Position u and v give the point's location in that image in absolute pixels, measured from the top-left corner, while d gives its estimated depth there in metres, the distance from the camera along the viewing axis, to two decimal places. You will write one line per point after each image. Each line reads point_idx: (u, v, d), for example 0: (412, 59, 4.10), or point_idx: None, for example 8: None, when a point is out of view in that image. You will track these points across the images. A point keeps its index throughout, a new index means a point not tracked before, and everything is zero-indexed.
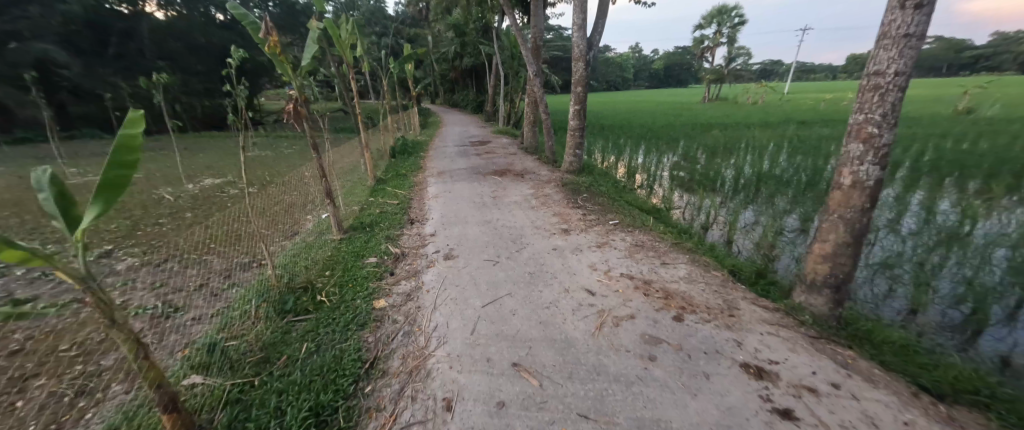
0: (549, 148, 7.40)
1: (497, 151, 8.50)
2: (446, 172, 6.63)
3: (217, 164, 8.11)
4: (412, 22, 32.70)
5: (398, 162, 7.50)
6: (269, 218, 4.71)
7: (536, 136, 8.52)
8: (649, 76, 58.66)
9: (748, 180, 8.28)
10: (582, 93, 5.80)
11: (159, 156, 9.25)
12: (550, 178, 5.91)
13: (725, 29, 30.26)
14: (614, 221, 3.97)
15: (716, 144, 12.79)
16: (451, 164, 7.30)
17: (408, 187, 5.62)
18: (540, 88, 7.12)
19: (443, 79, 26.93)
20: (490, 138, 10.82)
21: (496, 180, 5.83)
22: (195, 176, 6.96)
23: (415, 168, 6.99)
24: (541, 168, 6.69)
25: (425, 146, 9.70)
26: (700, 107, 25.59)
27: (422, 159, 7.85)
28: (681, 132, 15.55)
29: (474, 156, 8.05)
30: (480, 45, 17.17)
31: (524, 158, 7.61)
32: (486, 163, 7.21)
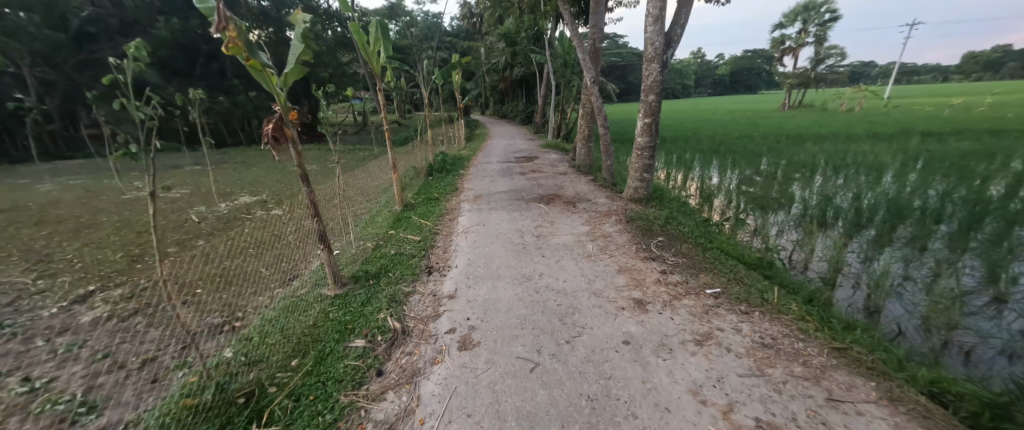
0: (607, 168, 6.19)
1: (545, 169, 7.45)
2: (484, 197, 5.71)
3: (259, 180, 8.02)
4: (466, 36, 33.15)
5: (434, 182, 6.77)
6: (277, 252, 4.08)
7: (590, 153, 7.34)
8: (715, 83, 54.19)
9: (873, 211, 6.31)
10: (655, 103, 4.60)
11: (216, 170, 9.56)
12: (610, 209, 4.71)
13: (812, 27, 26.63)
14: (713, 289, 2.68)
15: (813, 161, 10.54)
16: (490, 186, 6.37)
17: (438, 216, 4.77)
18: (597, 97, 5.96)
19: (494, 90, 26.70)
20: (537, 153, 9.83)
21: (542, 211, 4.76)
22: (232, 194, 6.78)
23: (451, 190, 6.17)
24: (597, 193, 5.50)
25: (466, 162, 8.97)
26: (780, 116, 22.49)
27: (461, 179, 7.04)
28: (764, 145, 13.30)
29: (517, 175, 7.08)
30: (533, 53, 16.45)
31: (576, 179, 6.47)
32: (531, 186, 6.18)
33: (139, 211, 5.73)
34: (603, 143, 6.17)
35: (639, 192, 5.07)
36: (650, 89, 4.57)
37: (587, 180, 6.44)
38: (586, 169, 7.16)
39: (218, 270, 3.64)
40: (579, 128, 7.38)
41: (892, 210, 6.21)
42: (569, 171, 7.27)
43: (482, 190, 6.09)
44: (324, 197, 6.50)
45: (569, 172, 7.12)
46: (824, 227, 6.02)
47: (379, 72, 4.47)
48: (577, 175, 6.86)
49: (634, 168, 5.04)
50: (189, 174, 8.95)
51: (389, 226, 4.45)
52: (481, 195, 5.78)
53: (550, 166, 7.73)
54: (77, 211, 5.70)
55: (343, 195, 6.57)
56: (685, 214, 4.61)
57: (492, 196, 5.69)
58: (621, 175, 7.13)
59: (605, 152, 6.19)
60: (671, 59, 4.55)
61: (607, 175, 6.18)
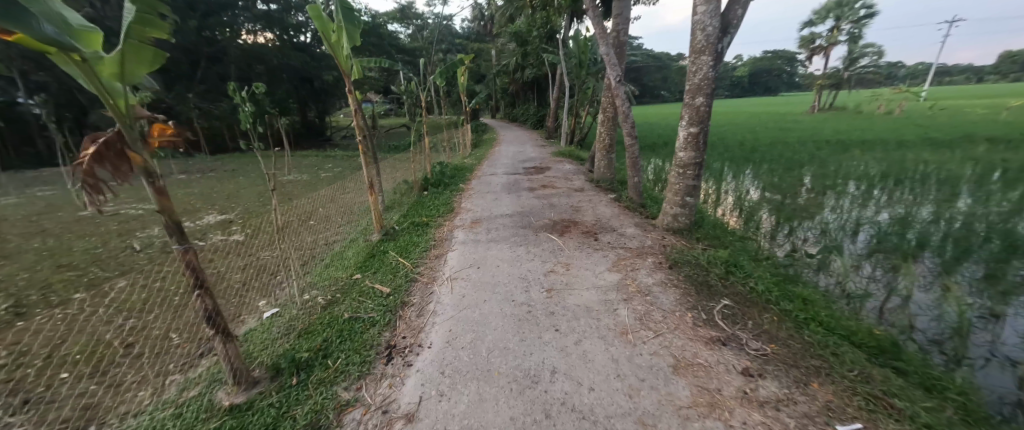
0: (634, 186, 5.11)
1: (557, 185, 6.40)
2: (483, 221, 4.69)
3: (239, 194, 7.23)
4: (476, 37, 32.33)
5: (428, 200, 5.79)
6: (208, 303, 3.13)
7: (611, 165, 6.26)
8: (734, 84, 52.12)
9: (973, 239, 5.00)
10: (706, 108, 3.51)
11: (200, 180, 8.85)
12: (643, 244, 3.62)
13: (845, 24, 24.90)
14: (849, 424, 1.55)
15: (869, 173, 9.12)
16: (492, 206, 5.34)
17: (421, 252, 3.75)
18: (623, 99, 4.85)
19: (504, 93, 25.80)
20: (548, 162, 8.80)
21: (554, 246, 3.71)
22: (199, 212, 5.95)
23: (444, 211, 5.15)
24: (623, 219, 4.41)
25: (468, 173, 8.00)
26: (811, 119, 20.91)
27: (459, 196, 6.03)
28: (804, 153, 11.88)
29: (526, 192, 6.05)
30: (545, 53, 15.46)
31: (595, 199, 5.39)
32: (541, 207, 5.14)
33: (82, 235, 4.91)
34: (629, 155, 5.07)
35: (680, 220, 3.96)
36: (697, 90, 3.50)
37: (609, 199, 5.37)
38: (607, 186, 6.08)
39: (113, 335, 2.67)
40: (598, 136, 6.31)
41: (1002, 238, 4.88)
42: (586, 187, 6.19)
43: (483, 212, 5.07)
44: (299, 219, 5.60)
45: (588, 189, 6.04)
46: (913, 261, 4.73)
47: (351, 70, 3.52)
48: (597, 192, 5.78)
49: (672, 190, 3.94)
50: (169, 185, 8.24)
51: (358, 265, 3.46)
52: (480, 219, 4.76)
53: (564, 181, 6.65)
54: (13, 234, 4.94)
55: (321, 216, 5.66)
56: (744, 253, 3.48)
57: (494, 220, 4.67)
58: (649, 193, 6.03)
59: (632, 168, 5.11)
60: (727, 49, 3.44)
61: (635, 196, 5.09)
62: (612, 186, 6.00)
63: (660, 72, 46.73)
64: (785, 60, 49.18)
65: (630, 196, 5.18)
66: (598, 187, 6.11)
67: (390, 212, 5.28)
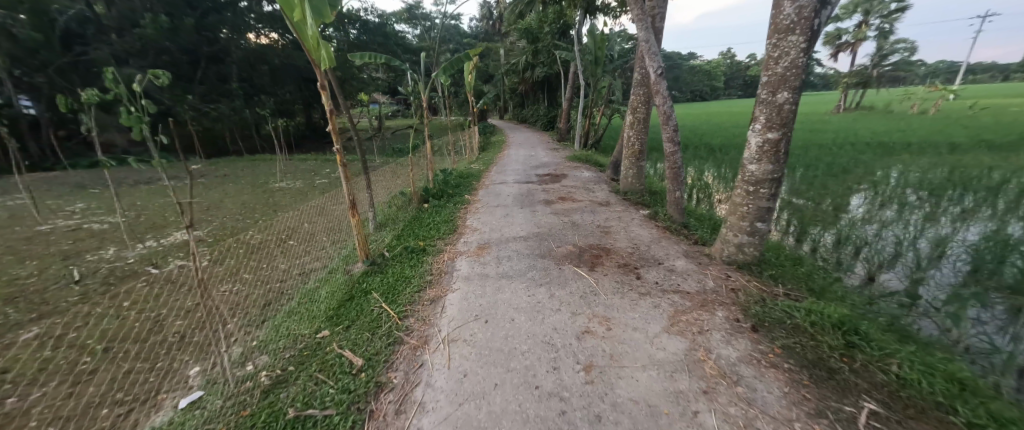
0: (674, 202, 4.23)
1: (577, 197, 5.53)
2: (493, 246, 3.84)
3: (220, 205, 6.51)
4: (484, 37, 31.57)
5: (429, 216, 4.99)
6: (121, 371, 2.30)
7: (640, 174, 5.37)
8: (748, 83, 50.49)
9: None
10: (791, 106, 2.63)
11: (186, 188, 8.17)
12: (706, 288, 2.72)
13: (874, 19, 23.51)
14: None
15: (928, 181, 8.05)
16: (503, 224, 4.48)
17: (413, 294, 2.91)
18: (663, 98, 3.93)
19: (513, 93, 24.97)
20: (563, 168, 7.94)
21: (585, 287, 2.84)
22: (167, 228, 5.21)
23: (446, 231, 4.32)
24: (667, 248, 3.52)
25: (475, 181, 7.16)
26: (838, 119, 19.66)
27: (464, 211, 5.20)
28: (843, 156, 10.82)
29: (542, 206, 5.19)
30: (557, 50, 14.57)
31: (626, 218, 4.50)
32: (562, 227, 4.28)
33: (21, 258, 4.17)
34: (669, 165, 4.16)
35: (746, 251, 3.09)
36: (780, 83, 2.64)
37: (642, 217, 4.49)
38: (639, 199, 5.21)
39: None
40: (626, 141, 5.45)
41: None
42: (614, 200, 5.30)
43: (492, 232, 4.23)
44: (280, 238, 4.83)
45: (616, 203, 5.15)
46: None
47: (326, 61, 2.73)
48: (626, 208, 4.90)
49: (736, 213, 3.06)
50: (153, 194, 7.60)
51: (330, 314, 2.65)
52: (489, 243, 3.91)
53: (584, 192, 5.79)
54: None
55: (306, 235, 4.89)
56: (847, 302, 2.56)
57: (505, 245, 3.81)
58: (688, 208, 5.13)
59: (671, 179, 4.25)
60: (825, 25, 2.55)
61: (676, 214, 4.22)
62: (644, 201, 5.12)
63: (671, 71, 45.27)
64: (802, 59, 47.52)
65: (669, 215, 4.31)
66: (627, 201, 5.22)
67: (382, 232, 4.48)
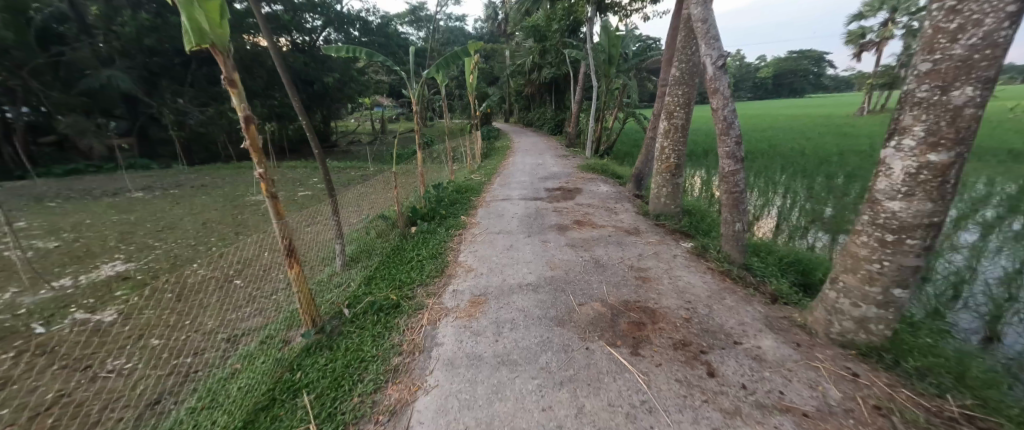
0: (731, 236, 3.20)
1: (597, 222, 4.51)
2: (491, 301, 2.80)
3: (178, 226, 5.62)
4: (488, 38, 30.72)
5: (413, 248, 3.99)
6: None
7: (675, 193, 4.38)
8: (759, 86, 49.05)
9: None
10: (977, 110, 1.60)
11: (152, 202, 7.31)
12: (830, 402, 1.68)
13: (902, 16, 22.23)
14: None
15: (1003, 195, 6.89)
16: (506, 263, 3.46)
17: (366, 398, 1.87)
18: (719, 98, 2.91)
19: (519, 95, 24.02)
20: (575, 181, 6.94)
21: (633, 394, 1.79)
22: (96, 259, 4.28)
23: (430, 273, 3.30)
24: (738, 311, 2.48)
25: (474, 196, 6.18)
26: (868, 123, 18.39)
27: (457, 241, 4.20)
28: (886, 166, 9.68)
29: (554, 234, 4.18)
30: (566, 48, 13.56)
31: (665, 255, 3.47)
32: (584, 270, 3.24)
33: None
34: (727, 187, 3.11)
35: (872, 329, 2.03)
36: (957, 73, 1.61)
37: (685, 254, 3.47)
38: (674, 226, 4.19)
39: None
40: (657, 154, 4.43)
41: None
42: (644, 226, 4.27)
43: (492, 276, 3.21)
44: (228, 274, 3.86)
45: (647, 231, 4.12)
46: None
47: (199, 38, 1.76)
48: (662, 239, 3.88)
49: (858, 273, 2.02)
50: (111, 209, 6.72)
51: None
52: (486, 296, 2.88)
53: (604, 215, 4.76)
54: None
55: (260, 270, 3.90)
56: None
57: (509, 300, 2.77)
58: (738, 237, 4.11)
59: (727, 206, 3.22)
60: None
61: (737, 252, 3.17)
62: (682, 229, 4.10)
63: None
64: (812, 60, 45.63)
65: (725, 253, 3.27)
66: (660, 228, 4.20)
67: (350, 273, 3.48)
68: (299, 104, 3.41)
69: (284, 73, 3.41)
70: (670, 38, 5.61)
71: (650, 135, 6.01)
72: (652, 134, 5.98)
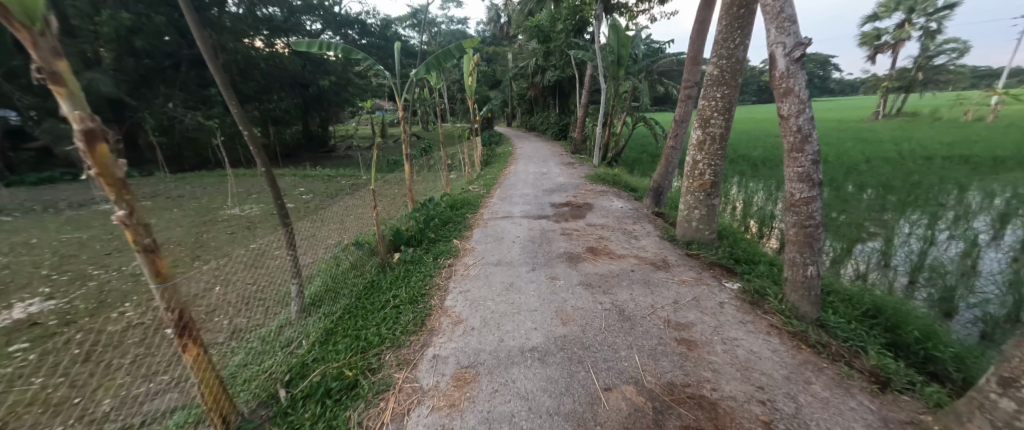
0: (795, 280, 2.47)
1: (615, 250, 3.76)
2: (483, 378, 2.03)
3: (130, 247, 4.92)
4: (490, 41, 30.13)
5: (392, 284, 3.28)
6: None
7: (709, 216, 3.63)
8: (762, 90, 48.33)
9: None
10: None
11: (117, 217, 6.65)
12: None
13: (918, 17, 21.40)
14: None
15: None
16: (504, 313, 2.70)
17: None
18: (790, 101, 2.16)
19: (521, 99, 23.37)
20: (584, 194, 6.20)
21: None
22: (9, 295, 3.55)
23: (406, 328, 2.56)
24: (839, 410, 1.69)
25: (469, 213, 5.45)
26: (886, 129, 17.58)
27: (446, 274, 3.49)
28: (918, 175, 8.94)
29: (563, 267, 3.44)
30: (571, 50, 12.84)
31: (707, 301, 2.71)
32: (605, 325, 2.48)
33: None
34: (795, 218, 2.35)
35: None
36: None
37: (734, 302, 2.69)
38: (710, 258, 3.44)
39: None
40: (688, 169, 3.69)
41: None
42: (674, 257, 3.51)
43: (485, 334, 2.45)
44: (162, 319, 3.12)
45: (678, 264, 3.36)
46: None
47: None
48: (698, 276, 3.13)
49: None
50: (67, 225, 6.05)
51: None
52: (477, 368, 2.12)
53: (622, 241, 4.02)
54: None
55: (203, 313, 3.17)
56: None
57: (508, 378, 2.01)
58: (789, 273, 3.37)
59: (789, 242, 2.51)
60: None
61: (808, 304, 2.41)
62: (721, 261, 3.35)
63: None
64: (818, 63, 44.76)
65: (791, 302, 2.51)
66: (694, 261, 3.43)
67: (307, 323, 2.74)
68: (241, 112, 2.90)
69: (223, 82, 2.87)
70: (694, 37, 4.97)
71: (671, 144, 5.42)
72: (673, 143, 5.40)
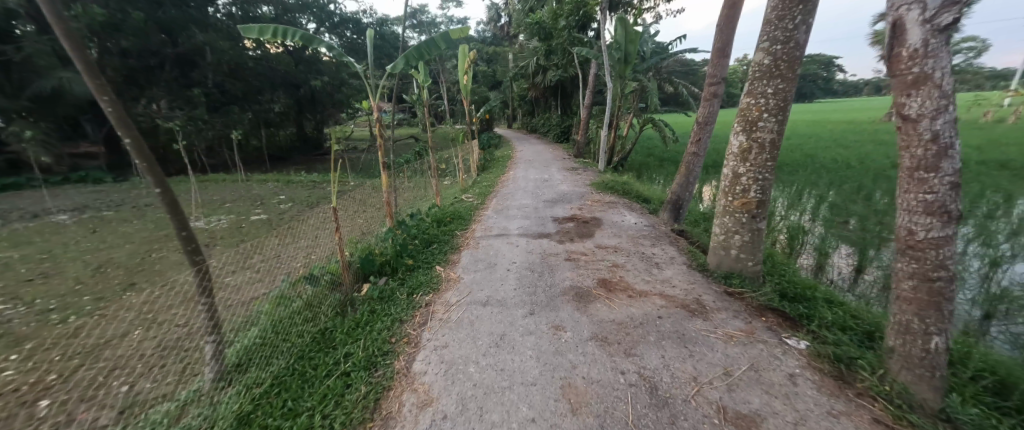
0: (906, 352, 1.72)
1: (633, 286, 3.02)
2: None
3: (57, 272, 4.18)
4: (489, 41, 29.60)
5: (349, 333, 2.55)
6: None
7: (753, 242, 2.88)
8: None
9: None
10: None
11: (66, 231, 5.92)
12: None
13: None
14: None
15: None
16: (489, 392, 1.93)
17: None
18: (922, 99, 1.41)
19: (521, 99, 22.71)
20: (590, 207, 5.49)
21: None
22: None
23: (349, 419, 1.79)
24: None
25: (458, 229, 4.75)
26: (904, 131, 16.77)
27: (420, 317, 2.76)
28: (953, 182, 8.22)
29: (569, 310, 2.70)
30: (575, 47, 12.11)
31: (771, 373, 1.95)
32: (633, 418, 1.70)
33: None
34: (915, 266, 1.59)
35: None
36: None
37: (809, 373, 1.92)
38: (759, 299, 2.70)
39: None
40: (725, 184, 2.94)
41: None
42: (711, 296, 2.75)
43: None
44: (42, 387, 2.35)
45: (718, 306, 2.62)
46: None
47: None
48: (749, 327, 2.37)
49: None
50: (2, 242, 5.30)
51: None
52: None
53: (640, 271, 3.28)
54: None
55: (100, 376, 2.42)
56: None
57: None
58: (857, 317, 2.65)
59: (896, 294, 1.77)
60: None
61: (930, 390, 1.65)
62: (773, 304, 2.62)
63: None
64: (823, 64, 43.75)
65: (897, 382, 1.74)
66: (738, 302, 2.68)
67: (219, 402, 1.98)
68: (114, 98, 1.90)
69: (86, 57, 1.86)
70: (722, 26, 4.23)
71: (692, 151, 4.70)
72: (695, 150, 4.68)
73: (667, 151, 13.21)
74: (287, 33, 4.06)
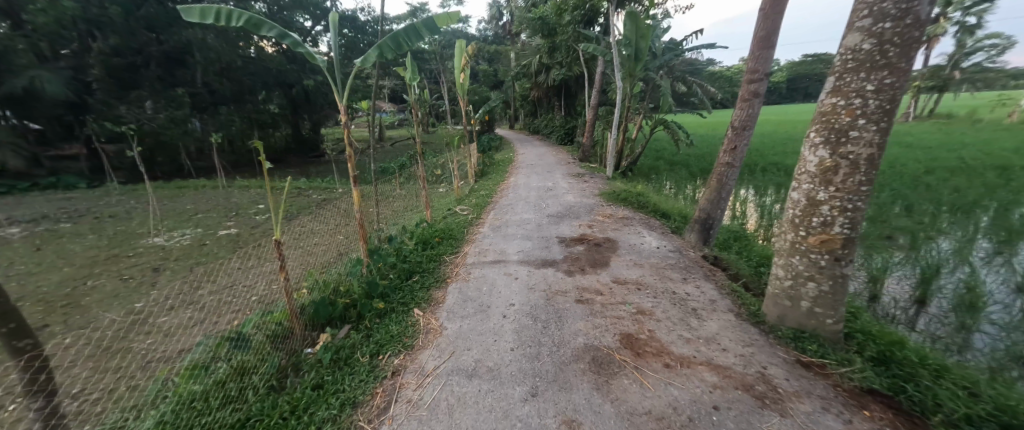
0: None
1: (669, 348, 2.27)
2: None
3: None
4: (491, 39, 28.91)
5: (277, 426, 1.81)
6: None
7: (834, 293, 2.12)
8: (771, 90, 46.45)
9: None
10: None
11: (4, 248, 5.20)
12: None
13: (953, 13, 19.54)
14: None
15: None
16: None
17: None
18: None
19: (523, 99, 22.01)
20: (603, 224, 4.74)
21: None
22: None
23: None
24: None
25: (448, 254, 4.02)
26: (924, 133, 15.94)
27: (381, 397, 2.03)
28: (1003, 191, 7.41)
29: (585, 391, 1.94)
30: (581, 43, 11.36)
31: None
32: None
33: None
34: None
35: None
36: None
37: None
38: (850, 377, 1.94)
39: None
40: (797, 214, 2.19)
41: None
42: (781, 371, 2.01)
43: None
44: None
45: (795, 389, 1.87)
46: None
47: None
48: None
49: None
50: None
51: None
52: None
53: (674, 322, 2.54)
54: None
55: None
56: None
57: None
58: (987, 401, 1.90)
59: None
60: None
61: None
62: (873, 386, 1.85)
63: None
64: None
65: None
66: (821, 382, 1.92)
67: None
68: None
69: None
70: (767, 10, 3.46)
71: (726, 161, 3.94)
72: (729, 160, 3.92)
73: (678, 155, 12.44)
74: (232, 16, 3.34)
